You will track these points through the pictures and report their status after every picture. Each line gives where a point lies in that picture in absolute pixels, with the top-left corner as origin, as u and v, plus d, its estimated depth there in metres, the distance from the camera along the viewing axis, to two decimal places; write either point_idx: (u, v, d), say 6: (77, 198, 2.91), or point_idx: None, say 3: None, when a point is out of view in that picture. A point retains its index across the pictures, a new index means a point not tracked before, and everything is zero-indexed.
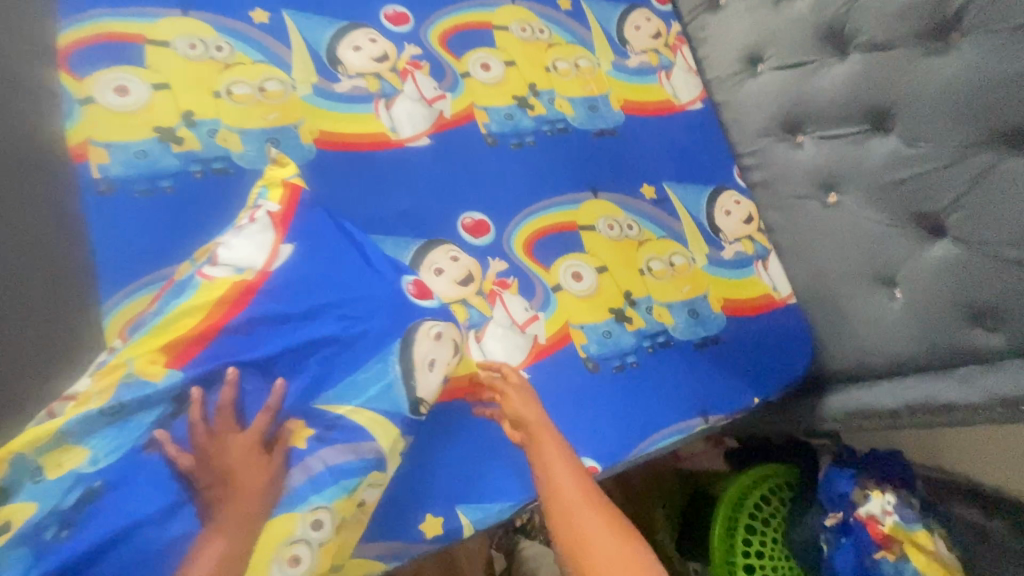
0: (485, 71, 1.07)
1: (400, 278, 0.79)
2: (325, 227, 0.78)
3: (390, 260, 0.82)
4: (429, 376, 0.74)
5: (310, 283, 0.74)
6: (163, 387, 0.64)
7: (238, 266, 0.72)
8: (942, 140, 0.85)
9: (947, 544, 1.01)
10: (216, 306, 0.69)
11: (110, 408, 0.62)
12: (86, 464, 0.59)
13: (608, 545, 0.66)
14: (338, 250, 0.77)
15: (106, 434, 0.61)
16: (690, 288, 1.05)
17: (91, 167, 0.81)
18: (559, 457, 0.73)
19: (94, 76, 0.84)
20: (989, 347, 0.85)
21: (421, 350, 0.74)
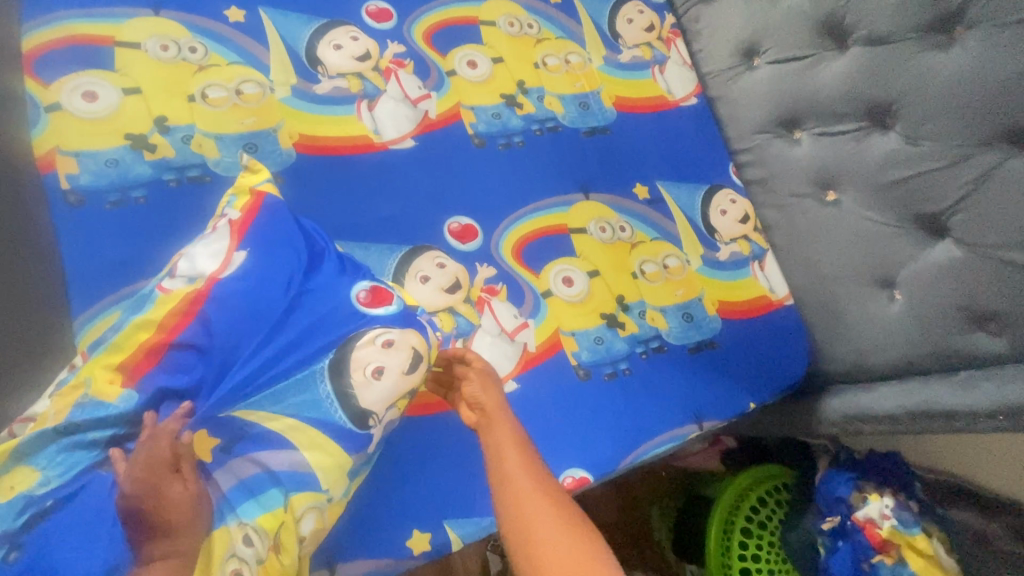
0: (472, 69, 1.04)
1: (352, 284, 0.73)
2: (291, 233, 0.74)
3: (346, 265, 0.76)
4: (374, 385, 0.68)
5: (274, 292, 0.70)
6: (119, 406, 0.63)
7: (192, 276, 0.69)
8: (945, 138, 0.83)
9: (946, 548, 1.00)
10: (168, 317, 0.66)
11: (61, 428, 0.61)
12: (38, 485, 0.58)
13: (549, 527, 0.62)
14: (304, 257, 0.73)
15: (56, 454, 0.60)
16: (684, 292, 1.02)
17: (60, 178, 0.78)
18: (508, 436, 0.69)
19: (61, 81, 0.81)
20: (990, 352, 0.83)
21: (367, 356, 0.68)
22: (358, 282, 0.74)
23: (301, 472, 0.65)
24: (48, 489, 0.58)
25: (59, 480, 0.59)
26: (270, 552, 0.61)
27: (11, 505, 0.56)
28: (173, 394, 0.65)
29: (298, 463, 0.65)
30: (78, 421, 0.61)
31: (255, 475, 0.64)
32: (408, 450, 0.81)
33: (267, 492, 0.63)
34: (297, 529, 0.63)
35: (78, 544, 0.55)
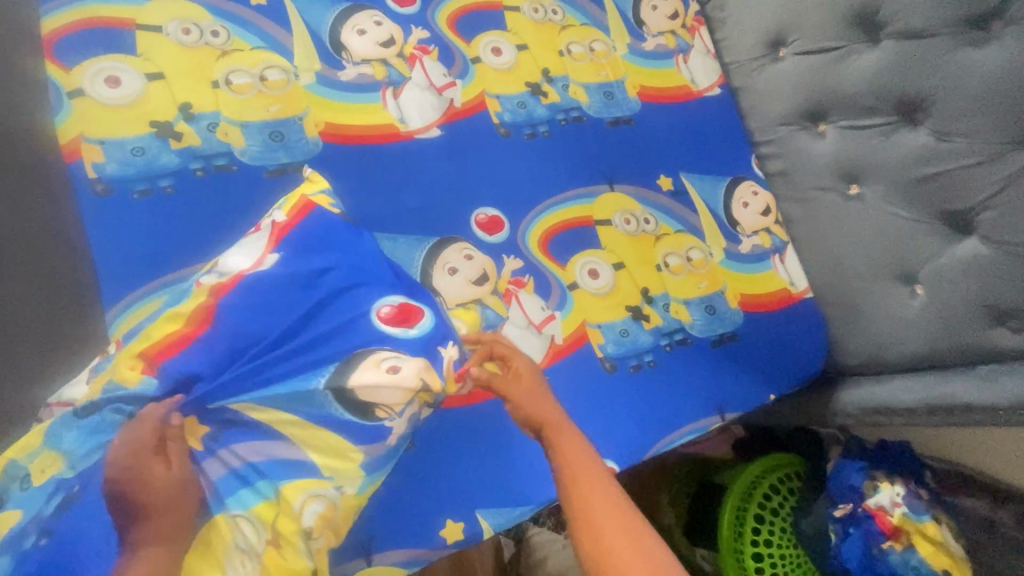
0: (496, 56, 1.02)
1: (382, 296, 0.69)
2: (328, 241, 0.71)
3: (383, 273, 0.72)
4: (385, 378, 0.63)
5: (308, 295, 0.67)
6: (136, 392, 0.60)
7: (224, 270, 0.69)
8: (975, 135, 0.83)
9: (953, 534, 1.04)
10: (197, 309, 0.64)
11: (78, 410, 0.59)
12: (66, 469, 0.57)
13: (617, 527, 0.60)
14: (336, 265, 0.70)
15: (78, 436, 0.58)
16: (707, 284, 1.03)
17: (86, 167, 0.76)
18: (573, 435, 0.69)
19: (83, 65, 0.78)
20: (1010, 347, 0.85)
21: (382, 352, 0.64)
22: (393, 295, 0.69)
23: (292, 460, 0.62)
24: (77, 473, 0.57)
25: (85, 463, 0.57)
26: (269, 545, 0.59)
27: (42, 490, 0.56)
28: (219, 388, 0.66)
29: (288, 452, 0.62)
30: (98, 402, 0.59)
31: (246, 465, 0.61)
32: (438, 443, 0.82)
33: (260, 481, 0.60)
34: (297, 519, 0.60)
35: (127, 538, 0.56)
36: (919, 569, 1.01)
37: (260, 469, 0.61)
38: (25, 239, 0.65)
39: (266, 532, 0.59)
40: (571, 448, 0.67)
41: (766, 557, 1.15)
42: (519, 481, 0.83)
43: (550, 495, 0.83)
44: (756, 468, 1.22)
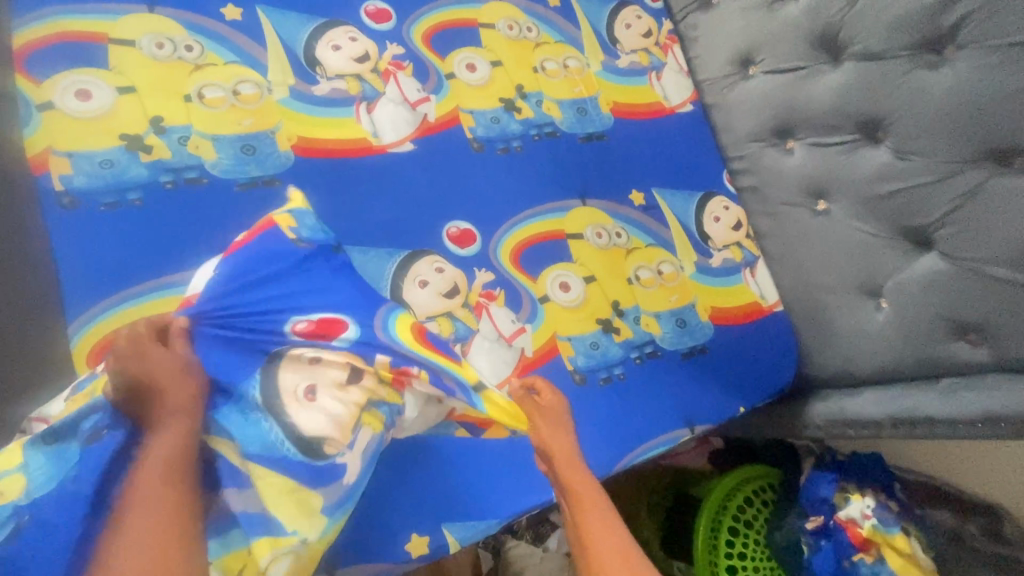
0: (471, 72, 1.04)
1: (317, 318, 0.70)
2: (273, 259, 0.72)
3: (322, 290, 0.72)
4: (309, 408, 0.64)
5: (258, 309, 0.68)
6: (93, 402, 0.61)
7: (198, 291, 0.71)
8: (931, 154, 0.85)
9: (923, 546, 1.04)
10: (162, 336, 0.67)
11: (44, 435, 0.59)
12: (22, 495, 0.56)
13: None
14: (277, 285, 0.70)
15: (42, 461, 0.58)
16: (678, 298, 1.04)
17: (53, 179, 0.76)
18: (597, 517, 0.67)
19: (53, 79, 0.79)
20: (972, 361, 0.87)
21: (291, 384, 0.65)
22: (337, 312, 0.71)
23: (256, 515, 0.61)
24: (32, 501, 0.56)
25: (42, 492, 0.57)
26: None
27: None
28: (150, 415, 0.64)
29: (254, 504, 0.61)
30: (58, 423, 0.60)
31: (221, 516, 0.61)
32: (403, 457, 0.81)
33: (230, 532, 0.61)
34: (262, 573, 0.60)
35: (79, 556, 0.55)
36: None
37: (233, 523, 0.61)
38: None
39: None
40: (595, 527, 0.66)
41: (740, 568, 1.15)
42: (487, 493, 0.84)
43: (515, 507, 0.84)
44: (730, 480, 1.22)
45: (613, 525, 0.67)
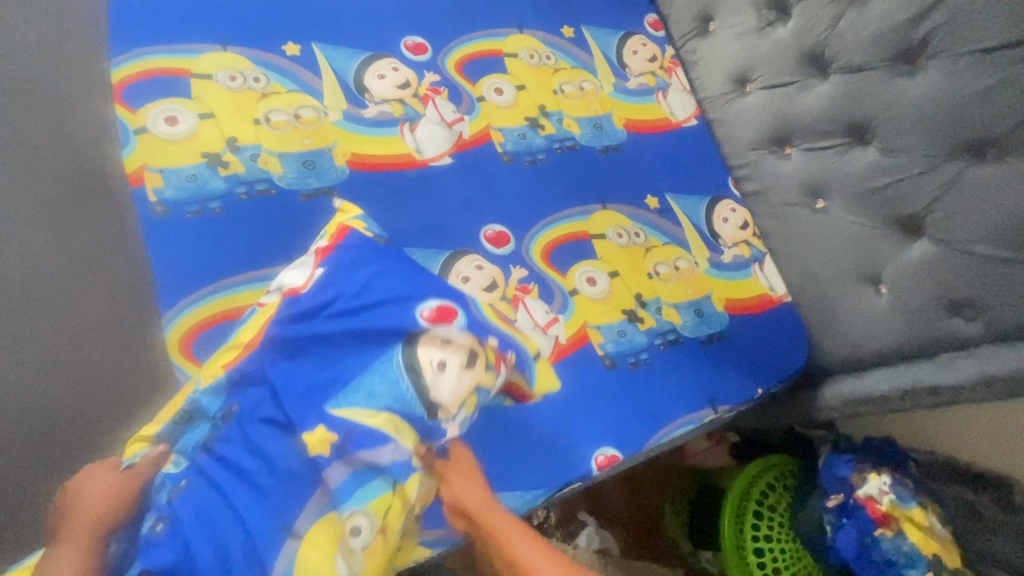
0: (499, 96, 1.16)
1: (417, 308, 0.77)
2: (365, 256, 0.80)
3: (411, 282, 0.79)
4: (440, 378, 0.73)
5: (366, 301, 0.76)
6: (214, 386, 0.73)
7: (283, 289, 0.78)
8: (914, 151, 0.96)
9: (941, 519, 1.10)
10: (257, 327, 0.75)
11: (180, 418, 0.72)
12: (172, 465, 0.70)
13: None
14: (368, 276, 0.78)
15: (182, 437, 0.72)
16: (695, 291, 1.13)
17: (147, 192, 0.87)
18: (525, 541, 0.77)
19: (146, 107, 0.91)
20: (967, 334, 0.94)
21: (425, 355, 0.74)
22: (437, 299, 0.78)
23: (404, 462, 0.70)
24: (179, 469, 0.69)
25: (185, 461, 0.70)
26: (378, 530, 0.68)
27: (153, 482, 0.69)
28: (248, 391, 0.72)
29: (402, 454, 0.71)
30: (184, 406, 0.72)
31: (369, 467, 0.69)
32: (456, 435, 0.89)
33: (381, 475, 0.70)
34: (405, 504, 0.71)
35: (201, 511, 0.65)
36: (909, 555, 1.06)
37: (379, 468, 0.70)
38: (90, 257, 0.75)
39: (381, 517, 0.69)
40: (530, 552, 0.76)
41: (766, 550, 1.22)
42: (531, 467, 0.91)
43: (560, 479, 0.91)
44: (750, 469, 1.29)
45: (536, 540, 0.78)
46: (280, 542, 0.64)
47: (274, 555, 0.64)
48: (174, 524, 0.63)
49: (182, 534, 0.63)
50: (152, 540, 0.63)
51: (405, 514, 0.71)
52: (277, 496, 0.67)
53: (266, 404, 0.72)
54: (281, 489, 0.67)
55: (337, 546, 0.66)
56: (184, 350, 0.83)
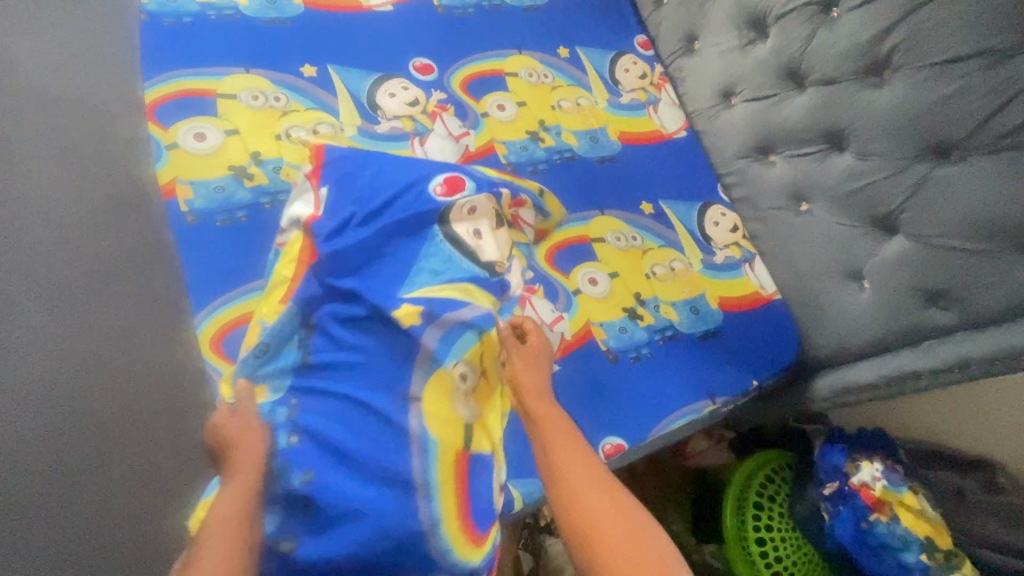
0: (501, 111, 1.25)
1: (420, 185, 0.93)
2: (358, 162, 0.94)
3: (406, 169, 0.95)
4: (483, 245, 0.91)
5: (380, 185, 0.92)
6: (286, 321, 0.84)
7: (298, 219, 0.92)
8: (885, 154, 1.04)
9: (932, 503, 1.14)
10: (298, 259, 0.88)
11: (260, 351, 0.83)
12: (271, 392, 0.82)
13: (608, 522, 0.70)
14: (373, 176, 0.93)
15: (270, 369, 0.83)
16: (690, 289, 1.20)
17: (179, 203, 0.94)
18: (567, 441, 0.78)
19: (176, 125, 0.99)
20: (943, 324, 1.01)
21: (462, 228, 0.92)
22: (437, 174, 0.95)
23: (480, 311, 0.86)
24: (281, 394, 0.81)
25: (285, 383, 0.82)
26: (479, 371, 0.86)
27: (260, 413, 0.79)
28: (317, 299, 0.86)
29: (473, 308, 0.86)
30: (267, 342, 0.83)
31: (455, 325, 0.85)
32: None
33: (467, 328, 0.86)
34: (492, 349, 0.88)
35: (326, 416, 0.78)
36: (904, 539, 1.11)
37: (466, 324, 0.86)
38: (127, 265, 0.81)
39: (479, 359, 0.86)
40: (564, 447, 0.78)
41: (767, 540, 1.27)
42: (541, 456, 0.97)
43: None
44: (750, 461, 1.35)
45: (576, 444, 0.78)
46: (406, 408, 0.80)
47: (407, 420, 0.79)
48: (305, 424, 0.77)
49: (312, 432, 0.76)
50: (299, 446, 0.76)
51: (495, 361, 0.89)
52: (386, 372, 0.81)
53: (341, 304, 0.85)
54: (386, 371, 0.81)
55: (449, 396, 0.83)
56: (215, 343, 0.88)
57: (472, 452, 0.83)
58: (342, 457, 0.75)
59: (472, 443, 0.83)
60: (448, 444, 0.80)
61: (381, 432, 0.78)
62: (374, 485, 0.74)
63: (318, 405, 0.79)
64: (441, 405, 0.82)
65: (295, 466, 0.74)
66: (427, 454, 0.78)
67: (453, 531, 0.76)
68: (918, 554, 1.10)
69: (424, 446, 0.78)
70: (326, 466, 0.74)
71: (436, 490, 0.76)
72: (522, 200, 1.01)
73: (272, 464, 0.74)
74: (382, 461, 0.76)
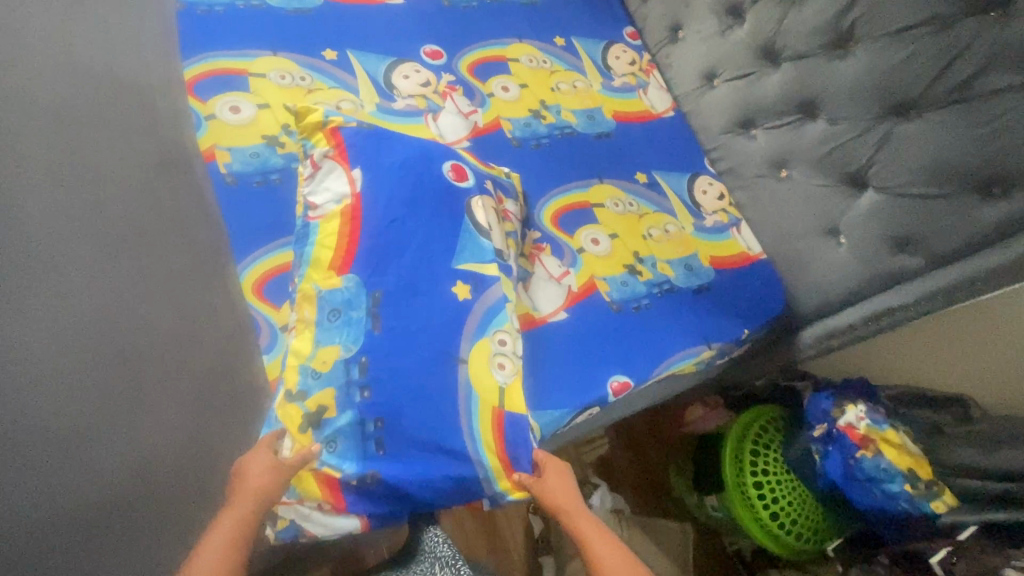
0: (506, 92, 1.36)
1: (443, 165, 1.02)
2: (383, 142, 1.02)
3: (432, 151, 1.03)
4: (492, 236, 1.01)
5: (397, 160, 1.00)
6: (348, 287, 0.92)
7: (336, 196, 0.98)
8: (852, 117, 1.16)
9: (910, 439, 1.21)
10: (343, 228, 0.95)
11: (331, 315, 0.90)
12: (343, 352, 0.88)
13: None
14: (401, 156, 1.01)
15: (342, 332, 0.90)
16: (684, 249, 1.30)
17: (218, 165, 1.05)
18: (597, 538, 0.90)
19: (213, 99, 1.10)
20: (912, 266, 1.12)
21: (481, 217, 1.01)
22: (446, 160, 1.04)
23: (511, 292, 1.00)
24: (352, 353, 0.88)
25: (357, 344, 0.89)
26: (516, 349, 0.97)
27: (334, 375, 0.87)
28: (370, 270, 0.93)
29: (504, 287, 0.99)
30: (336, 308, 0.91)
31: (490, 301, 0.97)
32: None
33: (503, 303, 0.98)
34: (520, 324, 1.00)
35: (399, 373, 0.88)
36: (889, 471, 1.17)
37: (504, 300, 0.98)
38: (173, 215, 0.90)
39: (514, 332, 0.98)
40: (598, 542, 0.90)
41: (763, 483, 1.36)
42: (556, 392, 1.06)
43: (580, 401, 1.06)
44: (746, 415, 1.45)
45: (605, 535, 0.91)
46: (456, 367, 0.91)
47: (456, 377, 0.91)
48: (377, 383, 0.87)
49: (389, 388, 0.87)
50: (372, 401, 0.86)
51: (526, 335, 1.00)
52: (438, 332, 0.92)
53: (397, 269, 0.94)
54: (438, 330, 0.92)
55: (491, 363, 0.94)
56: (258, 286, 1.00)
57: (507, 412, 0.93)
58: (408, 405, 0.87)
59: (508, 404, 0.94)
60: (488, 399, 0.92)
61: (437, 391, 0.89)
62: (445, 433, 0.88)
63: (386, 365, 0.88)
64: (483, 369, 0.93)
65: (367, 415, 0.86)
66: (470, 404, 0.91)
67: (492, 459, 0.90)
68: (902, 485, 1.16)
69: (469, 399, 0.91)
70: (393, 414, 0.87)
71: (478, 432, 0.90)
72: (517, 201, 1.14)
73: (346, 414, 0.86)
74: (439, 413, 0.88)
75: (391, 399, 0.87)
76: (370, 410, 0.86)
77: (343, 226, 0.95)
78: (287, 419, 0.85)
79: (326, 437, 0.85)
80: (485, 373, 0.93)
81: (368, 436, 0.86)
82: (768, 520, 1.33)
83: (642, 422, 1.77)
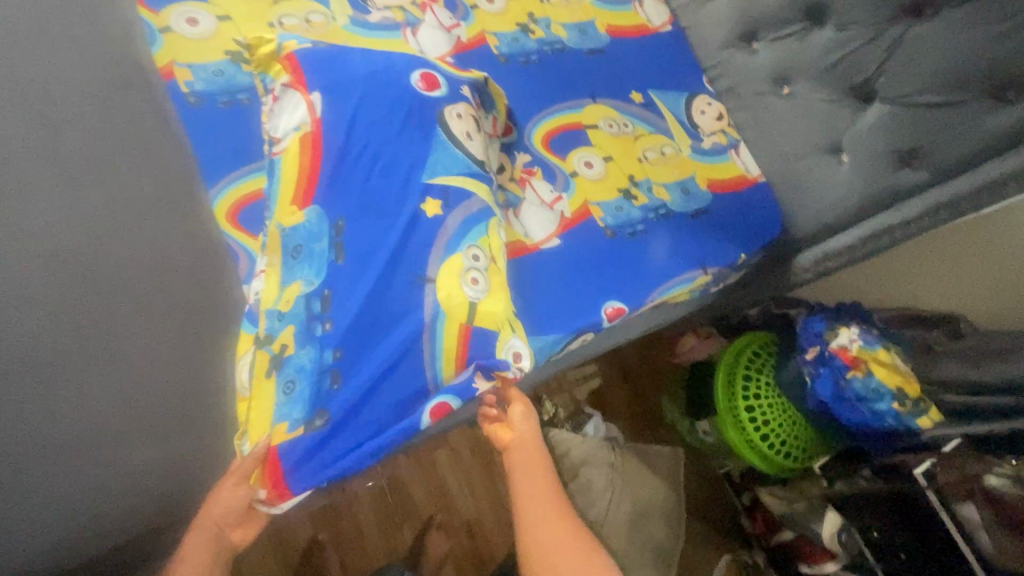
0: (490, 3, 1.25)
1: (409, 79, 0.95)
2: (339, 56, 0.94)
3: (396, 64, 0.96)
4: (472, 145, 0.96)
5: (356, 74, 0.92)
6: (311, 218, 0.87)
7: (295, 126, 0.91)
8: (865, 20, 1.09)
9: (900, 359, 1.22)
10: (304, 161, 0.88)
11: (294, 253, 0.86)
12: (305, 286, 0.85)
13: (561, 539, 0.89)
14: (361, 70, 0.93)
15: (304, 266, 0.85)
16: (680, 172, 1.25)
17: (179, 84, 0.97)
18: (536, 466, 0.97)
19: (167, 9, 1.00)
20: (916, 180, 1.08)
21: (457, 127, 0.95)
22: (413, 70, 0.96)
23: (487, 209, 0.94)
24: (315, 286, 0.84)
25: (320, 277, 0.85)
26: (490, 264, 0.91)
27: (296, 311, 0.84)
28: (331, 198, 0.88)
29: (478, 205, 0.94)
30: (299, 245, 0.86)
31: (467, 213, 0.92)
32: None
33: (476, 218, 0.93)
34: (498, 236, 0.95)
35: (347, 302, 0.84)
36: (878, 391, 1.18)
37: (476, 217, 0.93)
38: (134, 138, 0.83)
39: (489, 250, 0.92)
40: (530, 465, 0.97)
41: (752, 406, 1.39)
42: (550, 318, 1.04)
43: (574, 326, 1.04)
44: (737, 341, 1.46)
45: (544, 467, 0.97)
46: (423, 287, 0.87)
47: (421, 299, 0.87)
48: (334, 315, 0.83)
49: (345, 318, 0.83)
50: (333, 332, 0.83)
51: (502, 249, 0.95)
52: (404, 257, 0.87)
53: (360, 192, 0.89)
54: (398, 256, 0.87)
55: (462, 278, 0.89)
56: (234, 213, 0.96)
57: (476, 327, 0.89)
58: (366, 333, 0.84)
59: (477, 318, 0.89)
60: (455, 315, 0.88)
61: (395, 320, 0.86)
62: (404, 363, 0.85)
63: (343, 298, 0.84)
64: (450, 284, 0.88)
65: (325, 346, 0.82)
66: (436, 319, 0.87)
67: (449, 367, 0.88)
68: (890, 403, 1.17)
69: (435, 315, 0.87)
70: (351, 346, 0.83)
71: (441, 350, 0.87)
72: (495, 112, 1.08)
73: (303, 349, 0.82)
74: (397, 347, 0.84)
75: (355, 330, 0.84)
76: (331, 341, 0.82)
77: (304, 155, 0.89)
78: (253, 358, 0.84)
79: (285, 376, 0.81)
80: (453, 288, 0.88)
81: (321, 372, 0.82)
82: (757, 440, 1.36)
83: (634, 355, 1.80)
